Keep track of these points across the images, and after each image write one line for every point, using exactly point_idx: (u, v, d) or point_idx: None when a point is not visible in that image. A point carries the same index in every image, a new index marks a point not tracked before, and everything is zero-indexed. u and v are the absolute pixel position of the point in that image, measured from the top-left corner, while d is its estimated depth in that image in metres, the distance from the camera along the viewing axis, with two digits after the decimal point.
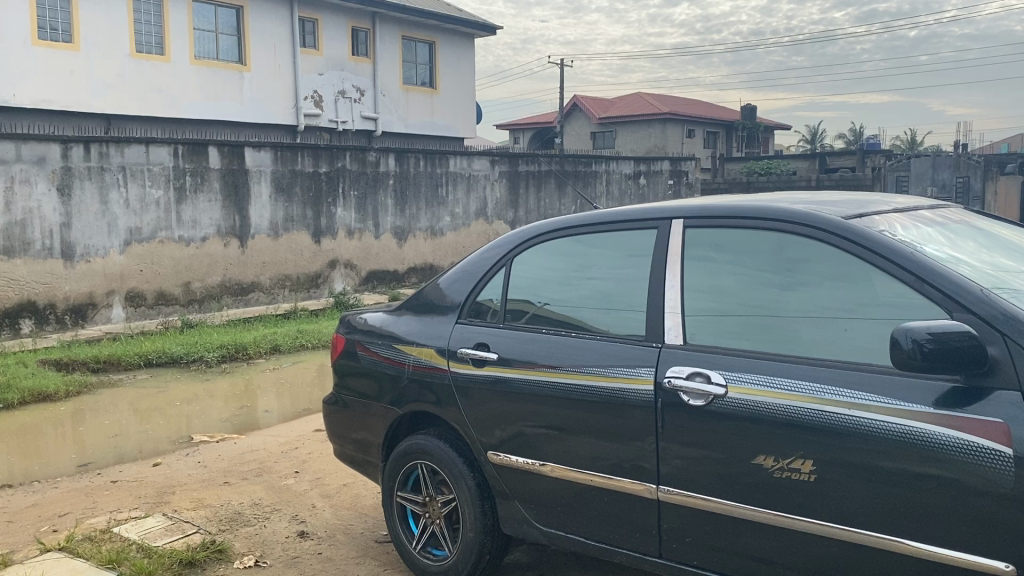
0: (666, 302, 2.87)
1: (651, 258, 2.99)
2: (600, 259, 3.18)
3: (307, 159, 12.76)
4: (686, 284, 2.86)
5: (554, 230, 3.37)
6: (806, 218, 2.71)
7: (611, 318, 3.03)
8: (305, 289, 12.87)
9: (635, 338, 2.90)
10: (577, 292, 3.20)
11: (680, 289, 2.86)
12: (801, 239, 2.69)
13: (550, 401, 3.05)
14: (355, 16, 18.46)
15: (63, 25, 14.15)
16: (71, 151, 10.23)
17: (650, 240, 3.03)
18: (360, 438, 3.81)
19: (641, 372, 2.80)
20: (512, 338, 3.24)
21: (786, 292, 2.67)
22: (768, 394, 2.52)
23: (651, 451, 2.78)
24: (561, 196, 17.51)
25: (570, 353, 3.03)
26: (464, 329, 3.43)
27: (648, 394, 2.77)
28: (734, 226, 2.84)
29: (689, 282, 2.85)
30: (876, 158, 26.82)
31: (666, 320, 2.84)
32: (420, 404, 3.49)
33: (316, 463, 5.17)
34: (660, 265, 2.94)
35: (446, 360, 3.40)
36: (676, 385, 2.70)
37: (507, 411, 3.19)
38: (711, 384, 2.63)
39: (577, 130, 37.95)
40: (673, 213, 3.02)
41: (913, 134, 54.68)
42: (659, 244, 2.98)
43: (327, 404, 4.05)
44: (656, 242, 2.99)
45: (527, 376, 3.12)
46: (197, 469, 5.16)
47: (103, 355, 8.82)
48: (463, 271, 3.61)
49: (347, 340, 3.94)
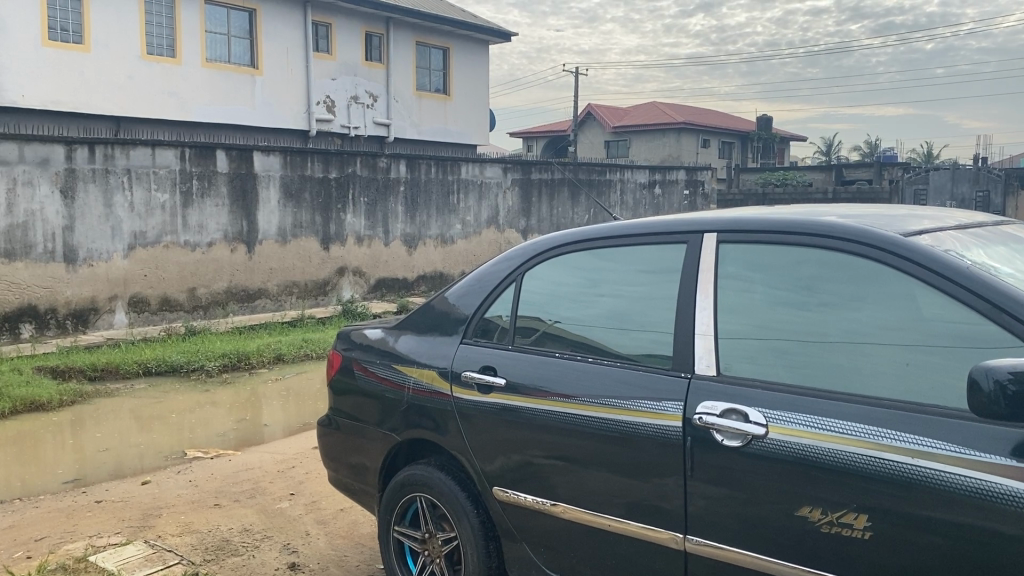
0: (696, 325, 2.56)
1: (679, 275, 2.68)
2: (619, 275, 2.88)
3: (317, 163, 12.52)
4: (719, 305, 2.54)
5: (570, 241, 3.07)
6: (859, 233, 2.40)
7: (628, 340, 2.74)
8: (313, 296, 12.61)
9: (660, 366, 2.59)
10: (591, 310, 2.91)
11: (712, 311, 2.55)
12: (852, 257, 2.38)
13: (563, 432, 2.74)
14: (369, 20, 18.25)
15: (73, 25, 13.96)
16: (75, 153, 10.00)
17: (678, 255, 2.71)
18: (356, 463, 3.51)
19: (667, 407, 2.49)
20: (522, 362, 2.94)
21: (836, 318, 2.36)
22: (815, 436, 2.20)
23: (677, 494, 2.46)
24: (575, 205, 17.20)
25: (585, 380, 2.73)
26: (469, 350, 3.13)
27: (676, 430, 2.45)
28: (775, 242, 2.53)
29: (722, 303, 2.54)
30: (893, 170, 26.43)
31: (696, 345, 2.53)
32: (421, 431, 3.19)
33: (314, 486, 4.88)
34: (688, 284, 2.63)
35: (450, 384, 3.11)
36: (708, 422, 2.38)
37: (515, 443, 2.88)
38: (750, 422, 2.31)
39: (592, 139, 37.70)
40: (705, 226, 2.70)
41: (930, 147, 54.17)
42: (688, 259, 2.67)
43: (321, 426, 3.76)
44: (685, 256, 2.69)
45: (539, 406, 2.81)
46: (187, 489, 4.87)
47: (101, 363, 8.55)
48: (470, 284, 3.32)
49: (344, 357, 3.65)
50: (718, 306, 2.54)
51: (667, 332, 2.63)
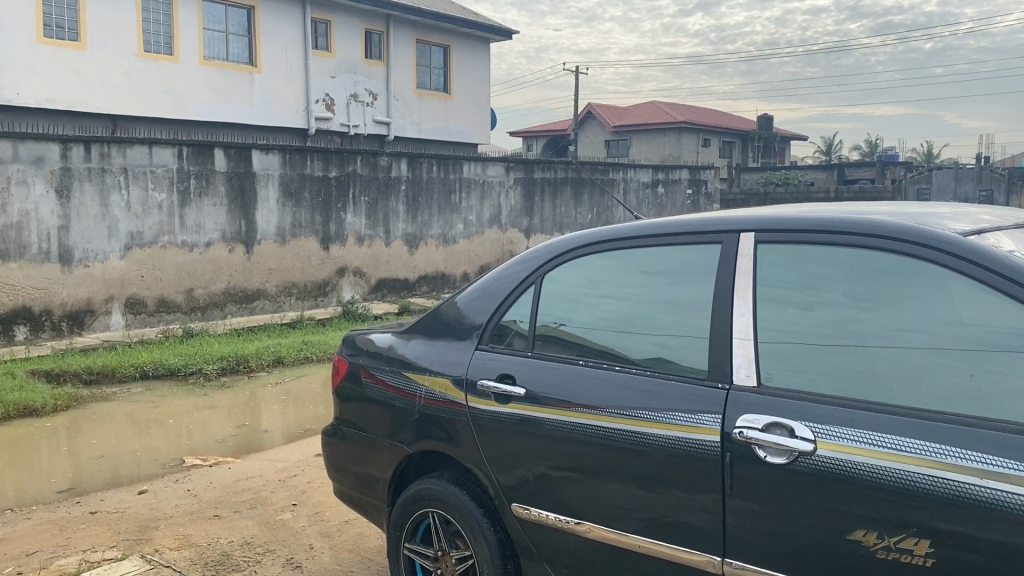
0: (734, 332, 2.37)
1: (715, 278, 2.49)
2: (636, 278, 2.73)
3: (317, 162, 12.33)
4: (759, 310, 2.35)
5: (592, 241, 2.89)
6: (915, 233, 2.21)
7: (658, 348, 2.55)
8: (312, 297, 12.42)
9: (694, 377, 2.40)
10: (600, 312, 2.77)
11: (751, 317, 2.36)
12: (906, 259, 2.19)
13: (588, 445, 2.55)
14: (369, 18, 18.05)
15: (70, 23, 13.78)
16: (70, 151, 9.82)
17: (713, 256, 2.52)
18: (363, 475, 3.33)
19: (703, 420, 2.29)
20: (542, 369, 2.75)
21: (890, 325, 2.16)
22: (870, 453, 2.00)
23: (708, 511, 2.28)
24: (578, 204, 16.97)
25: (608, 390, 2.54)
26: (484, 357, 2.94)
27: (713, 446, 2.26)
28: (819, 243, 2.35)
29: (763, 309, 2.35)
30: (896, 170, 26.20)
31: (734, 354, 2.34)
32: (434, 443, 3.00)
33: (318, 495, 4.69)
34: (724, 288, 2.44)
35: (464, 394, 2.92)
36: (749, 437, 2.18)
37: (535, 456, 2.70)
38: (796, 438, 2.11)
39: (592, 138, 37.55)
40: (741, 225, 2.52)
41: (930, 146, 53.98)
42: (724, 260, 2.48)
43: (326, 435, 3.57)
44: (720, 256, 2.50)
45: (561, 417, 2.63)
46: (185, 499, 4.69)
47: (97, 366, 8.36)
48: (483, 287, 3.13)
49: (350, 363, 3.47)
50: (748, 308, 2.37)
51: (688, 336, 2.48)
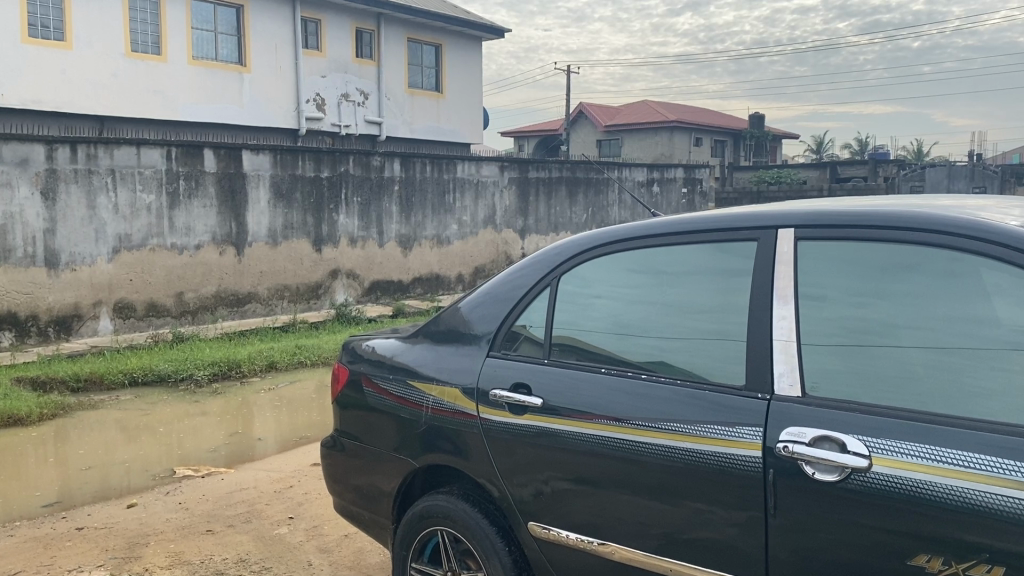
0: (774, 336, 2.17)
1: (750, 277, 2.29)
2: (649, 279, 2.55)
3: (308, 163, 12.11)
4: (800, 314, 2.16)
5: (609, 240, 2.68)
6: (970, 226, 2.02)
7: (688, 354, 2.35)
8: (305, 300, 12.20)
9: (729, 387, 2.20)
10: (609, 315, 2.60)
11: (793, 321, 2.16)
12: (960, 255, 2.00)
13: (610, 459, 2.36)
14: (360, 17, 17.83)
15: (55, 23, 13.53)
16: (56, 153, 9.59)
17: (749, 254, 2.32)
18: (366, 490, 3.13)
19: (744, 433, 2.10)
20: (559, 378, 2.55)
21: (949, 328, 1.98)
22: (935, 471, 1.82)
23: (740, 528, 2.11)
24: (572, 204, 16.77)
25: (633, 400, 2.35)
26: (496, 365, 2.74)
27: (754, 461, 2.07)
28: (865, 239, 2.15)
29: (805, 313, 2.16)
30: (888, 168, 26.13)
31: (774, 362, 2.14)
32: (442, 457, 2.82)
33: (316, 508, 4.49)
34: (761, 289, 2.24)
35: (476, 404, 2.72)
36: (795, 452, 2.00)
37: (552, 468, 2.51)
38: (848, 454, 1.93)
39: (584, 138, 37.44)
40: (779, 220, 2.33)
41: (920, 144, 54.00)
42: (761, 258, 2.28)
43: (325, 446, 3.37)
44: (754, 255, 2.30)
45: (583, 430, 2.43)
46: (176, 512, 4.48)
47: (84, 373, 8.12)
48: (494, 289, 2.93)
49: (351, 371, 3.27)
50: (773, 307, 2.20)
51: (708, 340, 2.32)
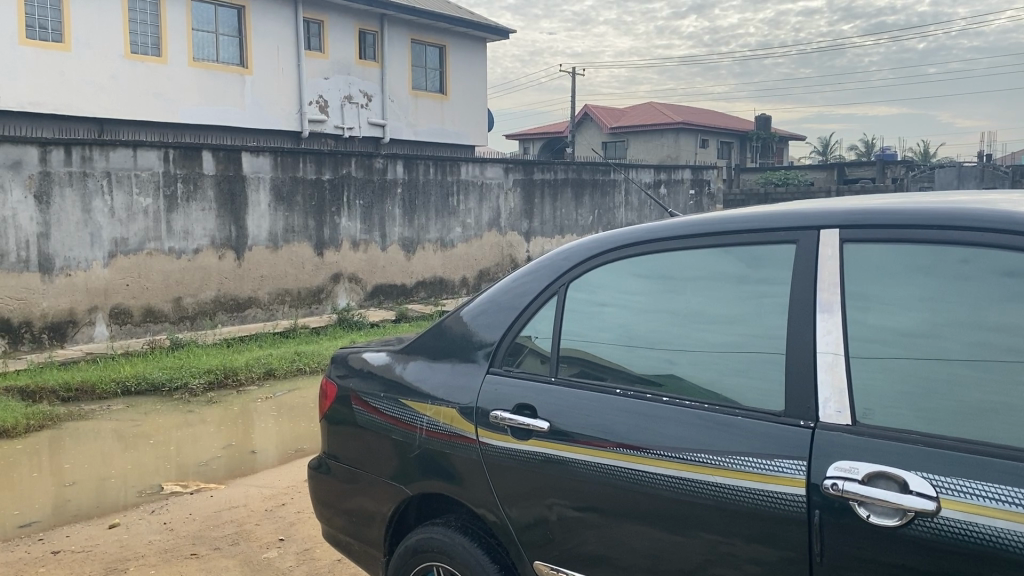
0: (818, 353, 1.88)
1: (790, 285, 2.00)
2: (669, 286, 2.27)
3: (310, 165, 11.86)
4: (850, 327, 1.87)
5: (623, 243, 2.39)
6: (999, 219, 1.77)
7: (719, 374, 2.07)
8: (306, 304, 11.96)
9: (766, 413, 1.93)
10: (621, 325, 2.33)
11: (841, 335, 1.87)
12: (1017, 253, 1.72)
13: (628, 491, 2.09)
14: (363, 18, 17.60)
15: (54, 24, 13.31)
16: (50, 155, 9.34)
17: (788, 258, 2.03)
18: (356, 518, 2.86)
19: (786, 468, 1.82)
20: (569, 399, 2.28)
21: (991, 340, 1.71)
22: (1020, 518, 1.53)
23: (768, 568, 1.84)
24: (578, 206, 16.49)
25: (655, 426, 2.07)
26: (498, 383, 2.46)
27: (799, 501, 1.79)
28: (919, 240, 1.86)
29: (855, 326, 1.87)
30: (896, 169, 25.78)
31: (820, 384, 1.86)
32: (437, 485, 2.55)
33: (308, 528, 4.23)
34: (803, 300, 1.95)
35: (475, 427, 2.45)
36: (846, 491, 1.72)
37: (560, 497, 2.24)
38: (912, 495, 1.65)
39: (589, 140, 37.23)
40: (821, 219, 2.03)
41: (925, 147, 53.54)
42: (802, 263, 1.99)
43: (313, 468, 3.10)
44: (795, 259, 2.01)
45: (596, 459, 2.15)
46: (161, 534, 4.22)
47: (75, 382, 7.87)
48: (496, 297, 2.66)
49: (339, 386, 3.01)
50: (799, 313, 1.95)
51: (733, 353, 2.07)
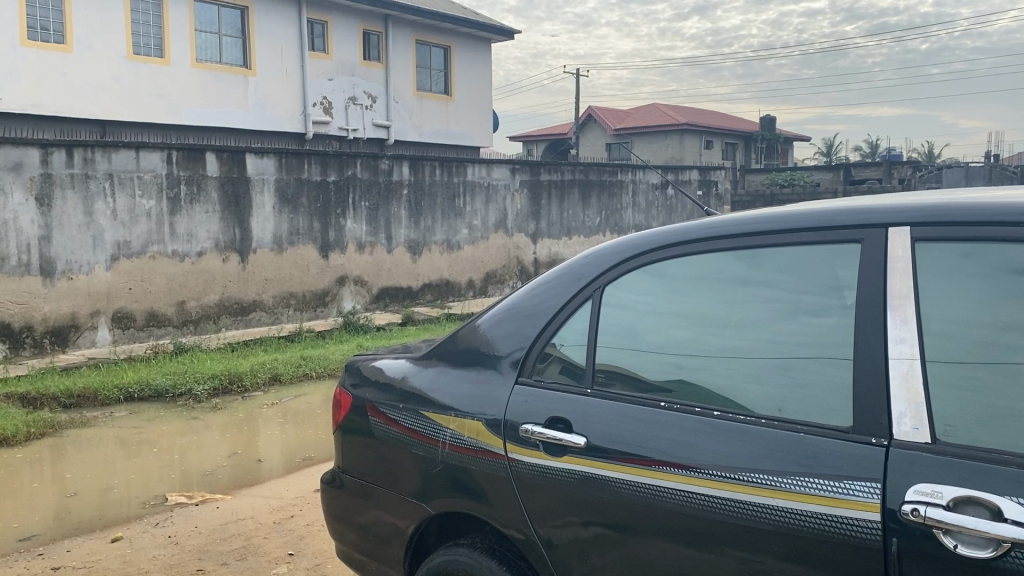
0: (892, 361, 1.71)
1: (857, 289, 1.84)
2: (716, 290, 2.11)
3: (314, 166, 11.71)
4: (927, 334, 1.71)
5: (663, 243, 2.23)
6: (1007, 213, 1.72)
7: (778, 386, 1.91)
8: (311, 308, 11.79)
9: (832, 430, 1.76)
10: (660, 332, 2.17)
11: (917, 342, 1.71)
12: None
13: (674, 513, 1.92)
14: (367, 18, 17.45)
15: (55, 25, 13.18)
16: (52, 157, 9.20)
17: (852, 259, 1.88)
18: (372, 537, 2.68)
19: (859, 491, 1.65)
20: (606, 412, 2.11)
21: (1014, 341, 1.64)
22: None
23: None
24: (586, 207, 16.32)
25: (704, 444, 1.90)
26: (527, 394, 2.29)
27: (874, 528, 1.62)
28: (1002, 239, 1.70)
29: (933, 331, 1.71)
30: (903, 169, 25.58)
31: (895, 397, 1.69)
32: (461, 503, 2.38)
33: (319, 542, 4.06)
34: (873, 304, 1.79)
35: (503, 442, 2.28)
36: (929, 518, 1.55)
37: (597, 517, 2.07)
38: (1005, 523, 1.48)
39: (593, 142, 37.07)
40: (888, 216, 1.87)
41: (930, 149, 53.22)
42: (870, 263, 1.83)
43: (326, 484, 2.92)
44: (861, 259, 1.85)
45: (638, 478, 1.98)
46: (165, 548, 4.05)
47: (77, 389, 7.70)
48: (519, 305, 2.49)
49: (354, 397, 2.84)
50: (801, 320, 1.94)
51: (790, 357, 1.93)
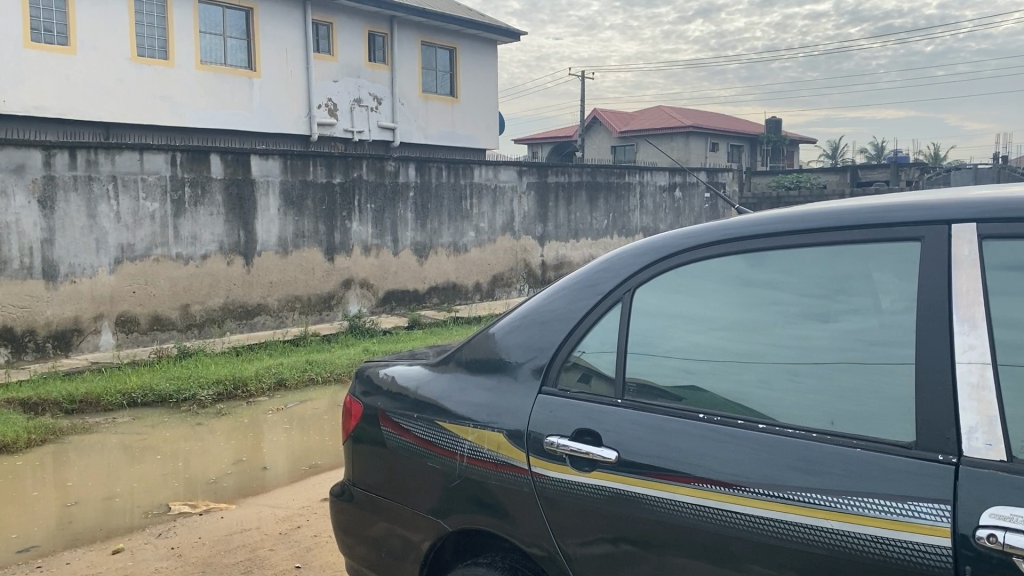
0: (961, 372, 1.57)
1: (919, 293, 1.69)
2: (757, 293, 1.97)
3: (320, 168, 11.58)
4: (1000, 342, 1.57)
5: (695, 243, 2.08)
6: None
7: (830, 397, 1.77)
8: (316, 311, 11.65)
9: (893, 446, 1.62)
10: (695, 339, 2.04)
11: (988, 352, 1.56)
12: None
13: (718, 535, 1.77)
14: (372, 19, 17.33)
15: (59, 27, 13.09)
16: (54, 159, 9.09)
17: (911, 258, 1.73)
18: (384, 554, 2.53)
19: (927, 515, 1.51)
20: (639, 423, 1.97)
21: None
22: None
23: None
24: (593, 209, 16.18)
25: (749, 460, 1.76)
26: (551, 405, 2.14)
27: (944, 554, 1.49)
28: None
29: (1006, 340, 1.57)
30: (911, 171, 25.37)
31: (966, 411, 1.55)
32: (482, 521, 2.23)
33: (327, 554, 3.93)
34: (937, 309, 1.65)
35: (527, 455, 2.13)
36: (1008, 544, 1.42)
37: (630, 536, 1.92)
38: None
39: (598, 145, 36.90)
40: (949, 212, 1.73)
41: (937, 154, 52.94)
42: (931, 264, 1.69)
43: (336, 497, 2.77)
44: (921, 259, 1.71)
45: (676, 497, 1.84)
46: (168, 560, 3.92)
47: (79, 394, 7.57)
48: (536, 311, 2.34)
49: (364, 406, 2.70)
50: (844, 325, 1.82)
51: (841, 366, 1.79)
